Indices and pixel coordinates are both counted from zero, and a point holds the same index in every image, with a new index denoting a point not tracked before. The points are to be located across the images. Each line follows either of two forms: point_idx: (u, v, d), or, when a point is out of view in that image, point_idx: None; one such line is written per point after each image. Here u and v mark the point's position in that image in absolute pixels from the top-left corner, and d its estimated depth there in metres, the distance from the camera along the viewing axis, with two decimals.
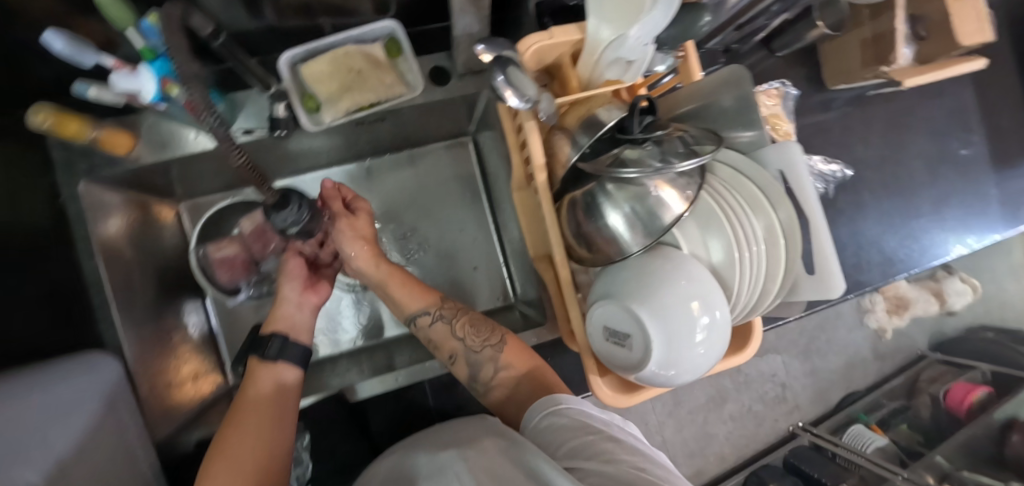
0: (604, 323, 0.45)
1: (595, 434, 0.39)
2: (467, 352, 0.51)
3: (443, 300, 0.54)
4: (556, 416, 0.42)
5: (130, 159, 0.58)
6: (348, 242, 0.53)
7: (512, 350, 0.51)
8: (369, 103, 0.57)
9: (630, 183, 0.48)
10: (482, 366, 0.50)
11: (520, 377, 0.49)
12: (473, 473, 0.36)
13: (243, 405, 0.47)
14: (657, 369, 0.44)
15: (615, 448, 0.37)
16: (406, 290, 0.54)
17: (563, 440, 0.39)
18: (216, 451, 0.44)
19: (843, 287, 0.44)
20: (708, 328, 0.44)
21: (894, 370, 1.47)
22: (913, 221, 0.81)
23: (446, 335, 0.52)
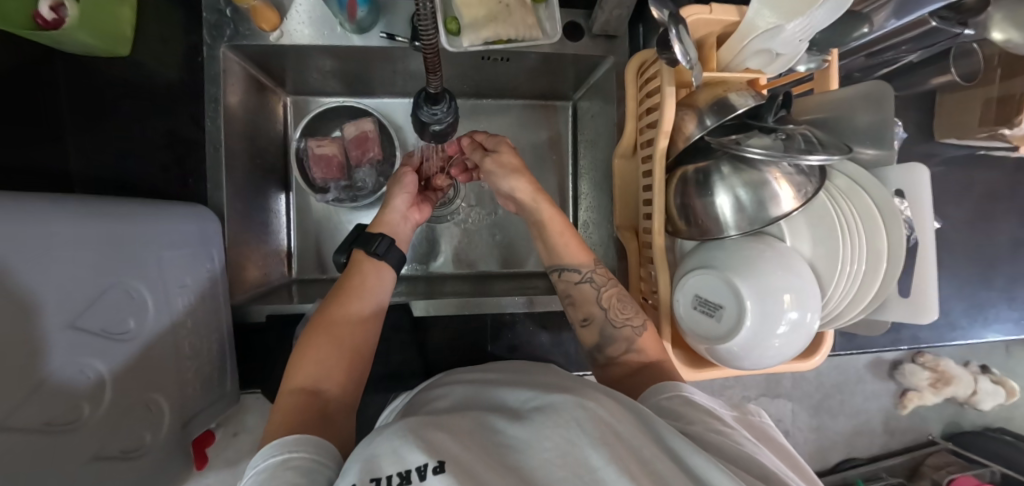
0: (699, 292, 0.47)
1: (729, 426, 0.36)
2: (606, 323, 0.50)
3: (597, 263, 0.52)
4: (688, 401, 0.39)
5: (271, 37, 0.59)
6: (505, 177, 0.55)
7: (649, 336, 0.49)
8: (505, 38, 0.58)
9: (748, 167, 0.49)
10: (615, 341, 0.49)
11: (649, 363, 0.47)
12: (595, 425, 0.31)
13: (345, 290, 0.50)
14: (740, 347, 0.45)
15: (753, 446, 0.34)
16: (569, 239, 0.53)
17: (695, 421, 0.36)
18: (317, 328, 0.46)
19: (935, 315, 0.46)
20: (797, 323, 0.45)
21: (899, 447, 1.40)
22: (983, 292, 0.80)
23: (591, 300, 0.51)
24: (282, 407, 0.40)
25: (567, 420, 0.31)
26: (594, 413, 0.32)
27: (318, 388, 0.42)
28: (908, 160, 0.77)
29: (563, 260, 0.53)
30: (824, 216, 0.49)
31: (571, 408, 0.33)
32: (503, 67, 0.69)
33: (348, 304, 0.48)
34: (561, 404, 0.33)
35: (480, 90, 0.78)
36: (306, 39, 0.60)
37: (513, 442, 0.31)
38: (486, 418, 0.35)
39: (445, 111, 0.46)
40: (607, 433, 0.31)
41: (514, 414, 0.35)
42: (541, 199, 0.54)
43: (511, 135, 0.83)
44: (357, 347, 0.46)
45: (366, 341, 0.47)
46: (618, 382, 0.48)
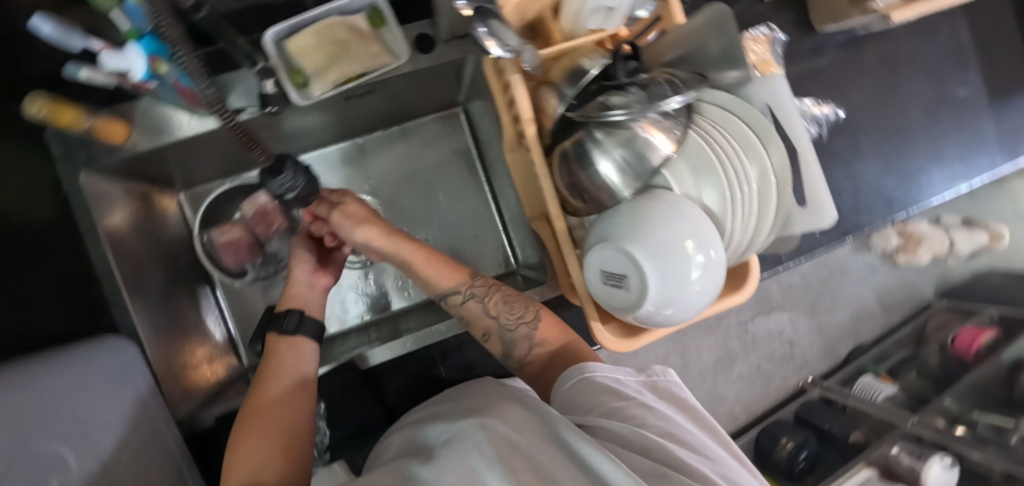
0: (601, 267, 0.46)
1: (626, 400, 0.41)
2: (501, 329, 0.53)
3: (472, 278, 0.54)
4: (587, 384, 0.43)
5: (127, 147, 0.57)
6: (355, 229, 0.56)
7: (545, 325, 0.53)
8: (355, 75, 0.58)
9: (618, 128, 0.48)
10: (517, 342, 0.52)
11: (554, 352, 0.51)
12: (492, 444, 0.32)
13: (265, 378, 0.50)
14: (654, 308, 0.45)
15: (645, 413, 0.39)
16: (435, 267, 0.54)
17: (593, 405, 0.41)
18: (245, 421, 0.45)
19: (833, 216, 0.45)
20: (703, 266, 0.45)
21: (902, 320, 1.52)
22: (909, 161, 0.81)
23: (481, 314, 0.53)
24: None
25: (469, 447, 0.32)
26: (494, 431, 0.33)
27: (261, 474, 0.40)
28: (799, 58, 0.77)
29: (436, 286, 0.54)
30: (701, 153, 0.49)
31: (474, 432, 0.34)
32: (373, 99, 0.67)
33: (269, 386, 0.49)
34: (465, 432, 0.34)
35: (367, 123, 0.76)
36: (165, 137, 0.58)
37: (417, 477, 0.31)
38: (403, 466, 0.34)
39: (294, 176, 0.43)
40: (503, 447, 0.32)
41: (427, 452, 0.36)
42: (396, 239, 0.55)
43: (415, 156, 0.82)
44: (293, 424, 0.45)
45: (300, 419, 0.47)
46: (536, 378, 0.51)
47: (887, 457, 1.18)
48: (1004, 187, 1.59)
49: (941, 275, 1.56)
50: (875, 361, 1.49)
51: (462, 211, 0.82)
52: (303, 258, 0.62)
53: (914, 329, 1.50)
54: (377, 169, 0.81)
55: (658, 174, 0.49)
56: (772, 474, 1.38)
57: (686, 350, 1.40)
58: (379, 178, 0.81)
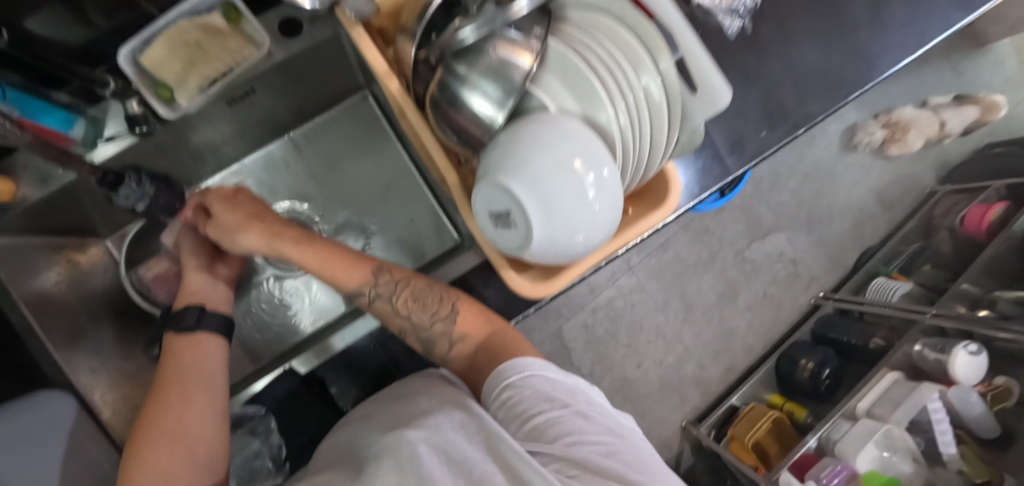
0: (488, 210, 0.42)
1: (562, 408, 0.39)
2: (418, 328, 0.50)
3: (375, 276, 0.52)
4: (521, 387, 0.42)
5: (16, 203, 0.56)
6: (236, 235, 0.58)
7: (465, 317, 0.49)
8: (220, 74, 0.56)
9: (481, 56, 0.44)
10: (436, 341, 0.50)
11: (477, 347, 0.49)
12: (422, 460, 0.34)
13: (165, 372, 0.50)
14: (549, 239, 0.41)
15: (582, 424, 0.38)
16: (336, 268, 0.53)
17: (526, 411, 0.39)
18: (143, 425, 0.45)
19: (728, 97, 0.40)
20: (595, 185, 0.41)
21: (905, 216, 1.46)
22: (852, 33, 0.73)
23: (392, 314, 0.51)
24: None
25: (401, 463, 0.35)
26: (426, 446, 0.35)
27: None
28: None
29: (342, 288, 0.53)
30: (568, 62, 0.43)
31: (407, 445, 0.36)
32: (261, 99, 0.65)
33: (167, 385, 0.49)
34: (398, 445, 0.36)
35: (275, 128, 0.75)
36: (54, 183, 0.57)
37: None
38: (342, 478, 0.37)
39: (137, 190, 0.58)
40: (434, 458, 0.35)
41: (362, 463, 0.38)
42: (273, 242, 0.56)
43: (337, 152, 0.81)
44: (197, 431, 0.45)
45: (206, 421, 0.47)
46: (464, 372, 0.50)
47: (910, 355, 1.13)
48: (989, 53, 1.50)
49: (940, 159, 1.48)
50: (885, 262, 1.40)
51: (396, 195, 0.80)
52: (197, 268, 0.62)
53: (919, 223, 1.42)
54: (303, 169, 0.81)
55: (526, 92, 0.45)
56: (798, 399, 1.30)
57: (685, 292, 1.38)
58: (306, 176, 0.81)
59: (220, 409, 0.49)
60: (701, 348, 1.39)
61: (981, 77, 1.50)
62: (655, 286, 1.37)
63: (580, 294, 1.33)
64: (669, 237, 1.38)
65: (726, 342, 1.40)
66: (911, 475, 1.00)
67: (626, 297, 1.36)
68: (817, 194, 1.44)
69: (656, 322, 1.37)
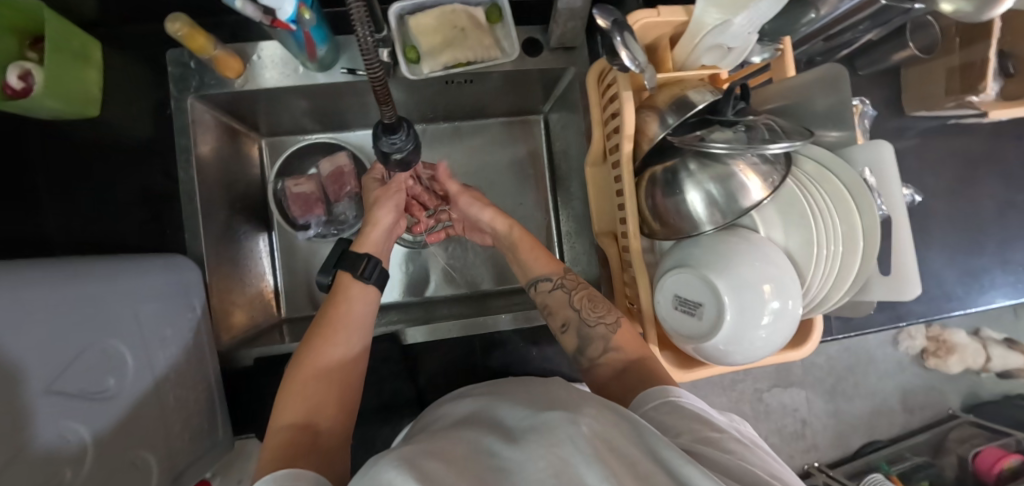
0: (680, 295, 0.47)
1: (721, 432, 0.39)
2: (581, 323, 0.56)
3: (566, 272, 0.61)
4: (675, 408, 0.43)
5: (236, 83, 0.60)
6: (481, 209, 0.67)
7: (626, 334, 0.53)
8: (465, 61, 0.60)
9: (714, 161, 0.49)
10: (594, 340, 0.54)
11: (629, 362, 0.51)
12: (590, 443, 0.33)
13: (334, 311, 0.57)
14: (722, 344, 0.45)
15: (744, 449, 0.37)
16: (539, 256, 0.63)
17: (683, 426, 0.40)
18: (303, 361, 0.52)
19: (917, 293, 0.45)
20: (776, 313, 0.45)
21: (920, 425, 1.48)
22: (977, 259, 0.79)
23: (565, 303, 0.58)
24: (284, 436, 0.45)
25: (563, 439, 0.33)
26: (589, 431, 0.34)
27: (315, 425, 0.47)
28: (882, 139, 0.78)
29: (536, 274, 0.61)
30: (795, 204, 0.50)
31: (572, 427, 0.34)
32: (466, 89, 0.70)
33: (334, 334, 0.54)
34: (558, 424, 0.35)
35: (450, 113, 0.80)
36: (270, 81, 0.61)
37: (507, 464, 0.33)
38: (483, 441, 0.38)
39: (405, 139, 0.46)
40: (599, 445, 0.33)
41: (512, 435, 0.38)
42: (513, 224, 0.65)
43: (487, 154, 0.85)
44: (349, 375, 0.53)
45: (354, 371, 0.53)
46: (605, 382, 0.52)
47: None
48: None
49: (970, 386, 1.51)
50: (887, 460, 1.42)
51: (521, 213, 0.84)
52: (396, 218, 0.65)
53: (931, 438, 1.45)
54: (445, 157, 0.84)
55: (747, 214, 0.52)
56: None
57: None
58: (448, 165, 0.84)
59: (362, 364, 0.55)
60: None
61: None
62: None
63: None
64: None
65: None
66: None
67: None
68: (849, 369, 1.47)
69: None
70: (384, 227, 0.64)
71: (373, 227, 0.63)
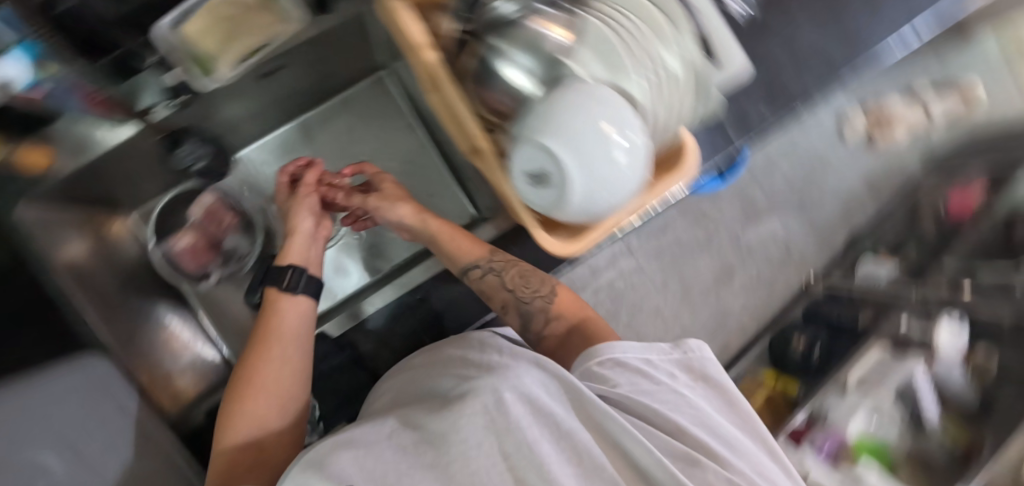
0: (525, 170, 0.46)
1: (659, 385, 0.52)
2: (519, 301, 0.63)
3: (491, 254, 0.65)
4: (618, 364, 0.53)
5: (55, 173, 0.57)
6: (393, 207, 0.69)
7: (560, 302, 0.64)
8: (256, 47, 0.59)
9: (515, 31, 0.48)
10: (534, 316, 0.63)
11: (569, 327, 0.62)
12: (506, 410, 0.42)
13: (268, 326, 0.56)
14: (583, 199, 0.44)
15: (675, 398, 0.51)
16: (459, 244, 0.66)
17: (624, 381, 0.52)
18: (241, 382, 0.52)
19: (750, 67, 0.52)
20: (624, 149, 0.44)
21: (894, 200, 1.52)
22: (847, 23, 0.79)
23: (499, 287, 0.64)
24: (227, 468, 0.47)
25: (484, 404, 0.43)
26: (509, 399, 0.43)
27: (257, 441, 0.49)
28: None
29: (464, 264, 0.65)
30: (605, 40, 0.46)
31: (498, 397, 0.43)
32: (288, 76, 0.67)
33: (269, 350, 0.54)
34: (484, 391, 0.44)
35: (297, 106, 0.76)
36: (91, 154, 0.58)
37: (439, 431, 0.42)
38: (423, 414, 0.47)
39: None
40: (520, 407, 0.43)
41: (446, 402, 0.46)
42: (425, 217, 0.68)
43: (355, 132, 0.82)
44: (281, 387, 0.52)
45: (295, 380, 0.54)
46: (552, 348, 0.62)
47: (899, 335, 1.19)
48: (971, 47, 1.59)
49: (926, 147, 1.54)
50: (872, 246, 1.50)
51: (415, 171, 0.83)
52: (317, 220, 0.68)
53: (905, 208, 1.50)
54: (317, 152, 0.81)
55: (562, 66, 0.46)
56: (794, 375, 1.37)
57: (683, 273, 1.43)
58: (325, 159, 0.82)
59: (307, 372, 0.56)
60: (699, 327, 1.45)
61: (963, 71, 1.59)
62: (653, 267, 1.41)
63: (580, 275, 1.35)
64: (668, 220, 1.41)
65: (723, 323, 1.45)
66: (898, 437, 1.09)
67: (626, 279, 1.39)
68: (810, 181, 1.49)
69: (656, 304, 1.41)
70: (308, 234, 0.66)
71: (301, 237, 0.65)
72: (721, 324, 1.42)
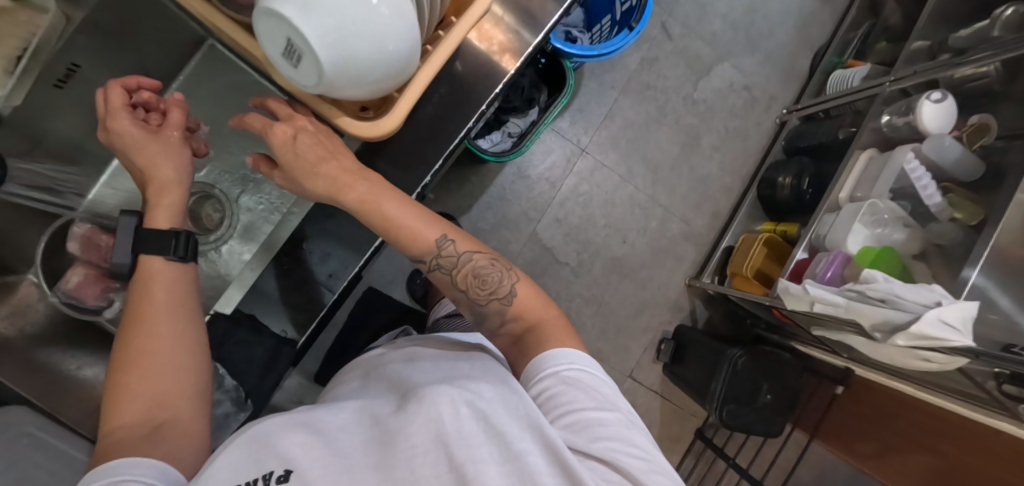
0: (279, 52, 0.39)
1: (611, 414, 0.41)
2: (473, 302, 0.53)
3: (439, 247, 0.51)
4: (570, 379, 0.43)
5: None
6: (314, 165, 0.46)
7: (525, 300, 0.51)
8: (20, 50, 0.54)
9: None
10: (489, 316, 0.52)
11: (526, 329, 0.50)
12: (462, 422, 0.34)
13: (144, 298, 0.48)
14: (344, 71, 0.39)
15: (624, 436, 0.40)
16: (402, 231, 0.50)
17: (574, 399, 0.41)
18: (128, 361, 0.45)
19: None
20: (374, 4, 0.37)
21: (848, 5, 1.45)
22: None
23: (450, 285, 0.53)
24: (116, 446, 0.40)
25: (438, 413, 0.35)
26: (472, 410, 0.35)
27: (158, 419, 0.43)
28: None
29: (407, 252, 0.52)
30: None
31: (450, 402, 0.35)
32: (97, 81, 0.65)
33: (151, 326, 0.46)
34: (438, 395, 0.36)
35: None
36: None
37: (389, 437, 0.35)
38: (372, 424, 0.39)
39: None
40: (475, 421, 0.34)
41: (391, 415, 0.38)
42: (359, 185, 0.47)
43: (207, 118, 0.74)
44: (180, 364, 0.46)
45: (190, 351, 0.48)
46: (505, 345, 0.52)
47: (882, 131, 1.10)
48: None
49: None
50: (839, 55, 1.38)
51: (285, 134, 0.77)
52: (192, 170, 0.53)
53: (862, 4, 1.40)
54: None
55: None
56: (790, 217, 1.28)
57: (647, 153, 1.38)
58: None
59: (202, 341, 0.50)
60: (681, 202, 1.40)
61: None
62: (614, 159, 1.36)
63: (542, 192, 1.32)
64: (612, 106, 1.36)
65: (705, 189, 1.41)
66: (906, 242, 0.98)
67: (590, 180, 1.35)
68: (749, 10, 1.41)
69: (630, 192, 1.37)
70: (182, 186, 0.52)
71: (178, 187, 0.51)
72: (702, 191, 1.39)
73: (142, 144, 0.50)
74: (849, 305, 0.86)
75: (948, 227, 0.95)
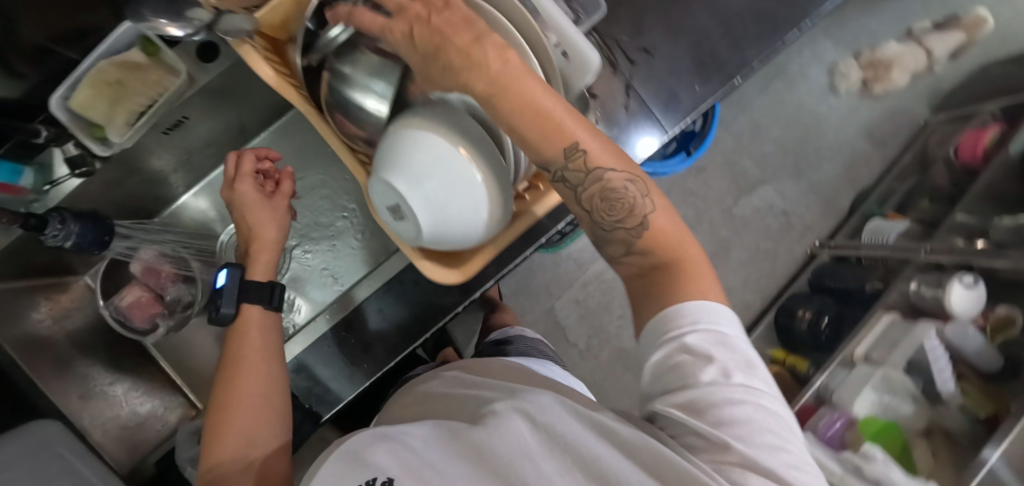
0: (383, 205, 0.43)
1: (753, 390, 0.29)
2: (596, 226, 0.37)
3: (574, 152, 0.34)
4: (709, 333, 0.31)
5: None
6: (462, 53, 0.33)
7: (663, 221, 0.35)
8: (143, 107, 0.63)
9: (361, 55, 0.45)
10: (609, 241, 0.37)
11: (650, 271, 0.36)
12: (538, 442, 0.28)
13: (237, 348, 0.53)
14: (436, 232, 0.42)
15: (766, 421, 0.28)
16: (535, 122, 0.33)
17: (708, 369, 0.30)
18: (223, 407, 0.48)
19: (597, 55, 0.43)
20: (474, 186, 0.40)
21: (900, 150, 1.45)
22: None
23: (571, 200, 0.37)
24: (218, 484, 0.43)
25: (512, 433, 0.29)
26: (540, 430, 0.29)
27: (248, 457, 0.45)
28: None
29: (532, 149, 0.35)
30: None
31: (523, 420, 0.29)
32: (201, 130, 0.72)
33: (241, 374, 0.50)
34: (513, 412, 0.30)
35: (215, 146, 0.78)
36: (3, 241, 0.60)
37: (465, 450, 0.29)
38: (440, 431, 0.33)
39: (62, 228, 0.59)
40: (546, 437, 0.28)
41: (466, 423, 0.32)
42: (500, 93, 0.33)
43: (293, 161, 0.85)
44: (263, 406, 0.49)
45: (275, 391, 0.51)
46: None
47: (909, 296, 1.11)
48: None
49: (933, 87, 1.45)
50: (881, 202, 1.40)
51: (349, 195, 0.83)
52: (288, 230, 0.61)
53: (914, 156, 1.42)
54: None
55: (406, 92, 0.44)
56: (802, 352, 1.29)
57: None
58: None
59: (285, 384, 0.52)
60: None
61: None
62: None
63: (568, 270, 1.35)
64: None
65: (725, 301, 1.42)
66: (912, 417, 0.99)
67: None
68: (802, 140, 1.45)
69: None
70: (277, 246, 0.60)
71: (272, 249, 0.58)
72: None
73: (258, 207, 0.58)
74: (843, 477, 0.87)
75: (955, 414, 0.96)
